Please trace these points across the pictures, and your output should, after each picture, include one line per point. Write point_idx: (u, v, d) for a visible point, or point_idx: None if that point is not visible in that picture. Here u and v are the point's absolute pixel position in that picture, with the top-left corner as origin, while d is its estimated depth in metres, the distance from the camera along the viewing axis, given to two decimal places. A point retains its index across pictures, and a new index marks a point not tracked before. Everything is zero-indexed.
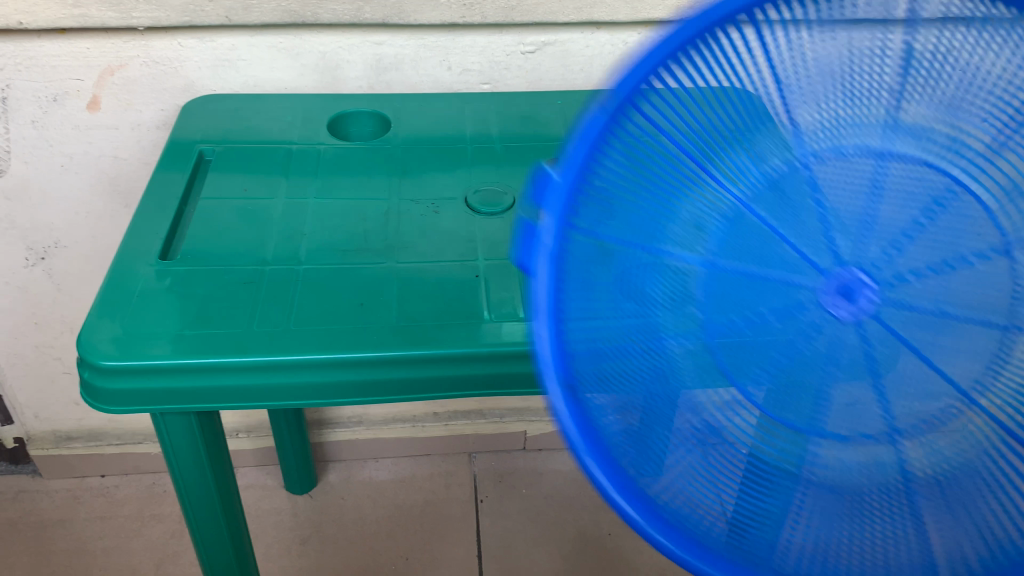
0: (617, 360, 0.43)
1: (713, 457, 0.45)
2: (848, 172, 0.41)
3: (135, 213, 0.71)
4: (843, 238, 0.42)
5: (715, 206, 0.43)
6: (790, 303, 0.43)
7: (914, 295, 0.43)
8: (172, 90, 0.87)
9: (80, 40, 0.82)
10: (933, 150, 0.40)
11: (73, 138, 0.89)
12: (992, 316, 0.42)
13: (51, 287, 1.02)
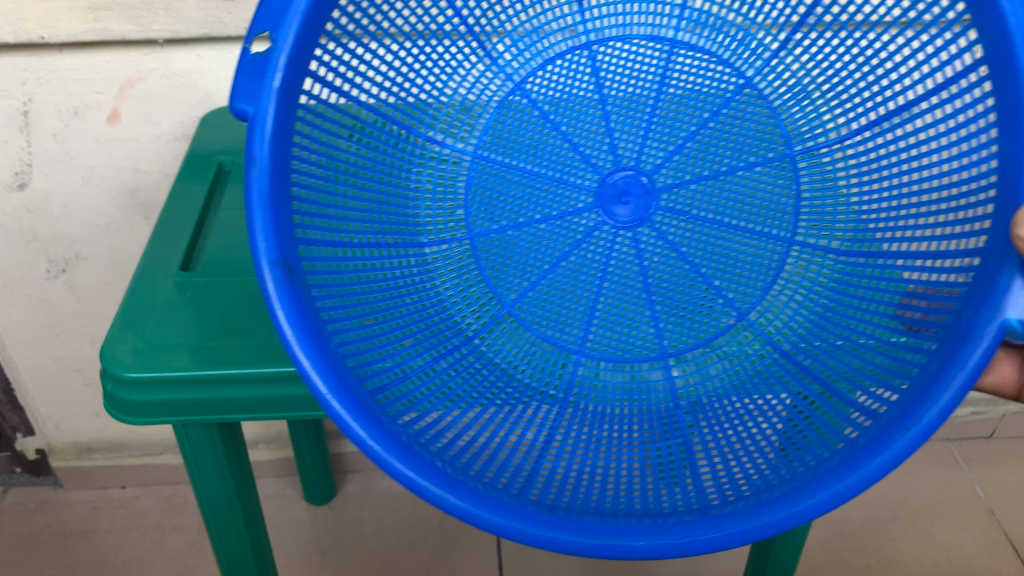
0: (377, 296, 0.63)
1: (443, 366, 0.64)
2: (636, 48, 0.66)
3: (156, 226, 0.71)
4: (620, 131, 0.68)
5: (488, 86, 0.67)
6: (547, 210, 0.70)
7: (679, 199, 0.69)
8: (191, 101, 0.87)
9: (101, 54, 0.82)
10: (712, 43, 0.65)
11: (93, 151, 0.89)
12: (774, 231, 0.69)
13: (72, 299, 1.02)
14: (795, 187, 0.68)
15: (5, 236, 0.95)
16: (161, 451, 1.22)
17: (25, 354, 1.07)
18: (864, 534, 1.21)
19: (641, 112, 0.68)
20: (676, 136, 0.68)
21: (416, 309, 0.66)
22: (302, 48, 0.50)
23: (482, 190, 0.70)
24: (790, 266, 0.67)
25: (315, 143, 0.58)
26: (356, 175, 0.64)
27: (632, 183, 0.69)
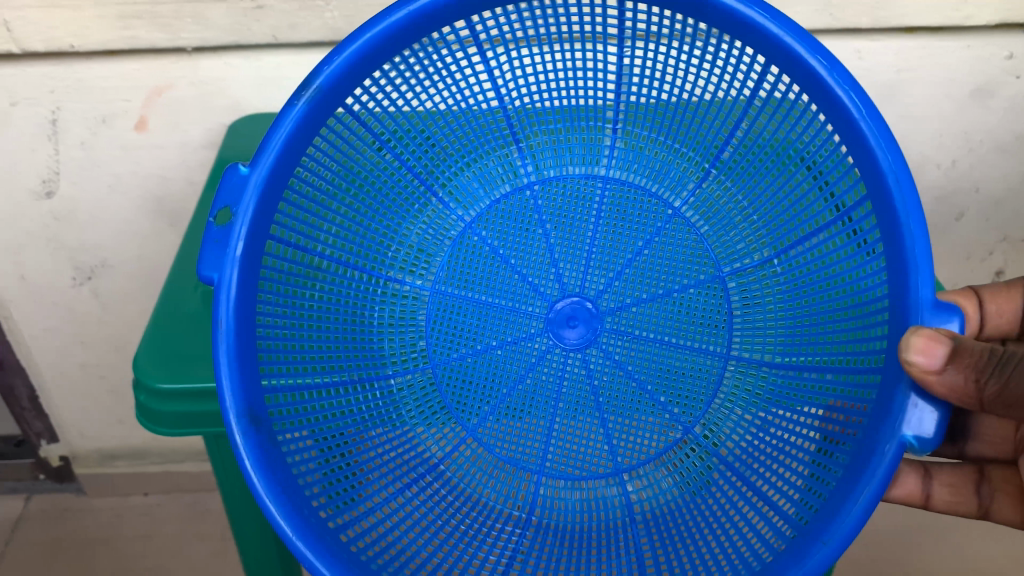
0: (334, 424, 0.70)
1: (411, 487, 0.72)
2: (573, 184, 0.81)
3: (185, 236, 0.71)
4: (565, 265, 0.81)
5: (443, 229, 0.81)
6: (504, 335, 0.80)
7: (623, 320, 0.80)
8: (218, 108, 0.87)
9: (129, 62, 0.82)
10: (642, 180, 0.80)
11: (120, 159, 0.90)
12: (710, 346, 0.78)
13: (97, 307, 1.02)
14: (726, 305, 0.78)
15: (33, 245, 0.95)
16: (183, 458, 1.22)
17: (50, 362, 1.07)
18: (890, 546, 1.20)
19: (582, 242, 0.81)
20: (615, 263, 0.80)
21: (372, 435, 0.73)
22: (257, 222, 0.59)
23: (443, 320, 0.80)
24: (726, 386, 0.77)
25: (277, 288, 0.67)
26: (326, 314, 0.73)
27: (582, 314, 0.80)
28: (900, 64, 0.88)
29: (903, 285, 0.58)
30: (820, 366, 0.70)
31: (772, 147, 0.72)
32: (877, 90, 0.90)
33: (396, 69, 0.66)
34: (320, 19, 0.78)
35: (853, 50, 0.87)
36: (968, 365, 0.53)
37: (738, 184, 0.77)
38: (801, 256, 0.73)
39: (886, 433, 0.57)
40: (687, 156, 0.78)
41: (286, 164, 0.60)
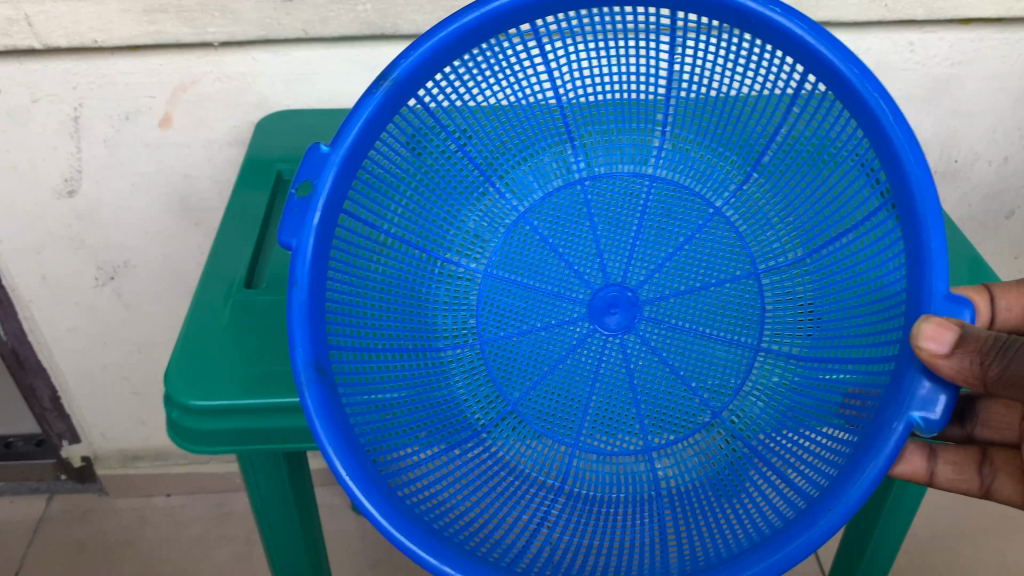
0: (398, 394, 0.65)
1: (457, 451, 0.67)
2: (619, 181, 0.75)
3: (217, 239, 0.68)
4: (609, 256, 0.76)
5: (498, 219, 0.75)
6: (547, 318, 0.75)
7: (662, 310, 0.75)
8: (245, 105, 0.84)
9: (154, 57, 0.80)
10: (690, 182, 0.74)
11: (144, 157, 0.87)
12: (742, 337, 0.73)
13: (119, 308, 1.00)
14: (758, 301, 0.73)
15: (55, 245, 0.93)
16: (206, 459, 1.20)
17: (72, 363, 1.05)
18: (931, 553, 1.17)
19: (626, 235, 0.76)
20: (657, 255, 0.76)
21: (429, 406, 0.68)
22: (331, 205, 0.57)
23: (493, 299, 0.75)
24: (755, 376, 0.71)
25: (346, 258, 0.63)
26: (385, 289, 0.69)
27: (617, 295, 0.75)
28: (954, 58, 0.84)
29: (919, 275, 0.54)
30: (845, 358, 0.64)
31: (811, 150, 0.66)
32: (930, 84, 0.86)
33: (463, 66, 0.63)
34: (353, 12, 0.75)
35: (906, 42, 0.83)
36: (975, 350, 0.49)
37: (775, 187, 0.71)
38: (829, 256, 0.67)
39: (892, 410, 0.54)
40: (728, 157, 0.72)
41: (363, 149, 0.59)
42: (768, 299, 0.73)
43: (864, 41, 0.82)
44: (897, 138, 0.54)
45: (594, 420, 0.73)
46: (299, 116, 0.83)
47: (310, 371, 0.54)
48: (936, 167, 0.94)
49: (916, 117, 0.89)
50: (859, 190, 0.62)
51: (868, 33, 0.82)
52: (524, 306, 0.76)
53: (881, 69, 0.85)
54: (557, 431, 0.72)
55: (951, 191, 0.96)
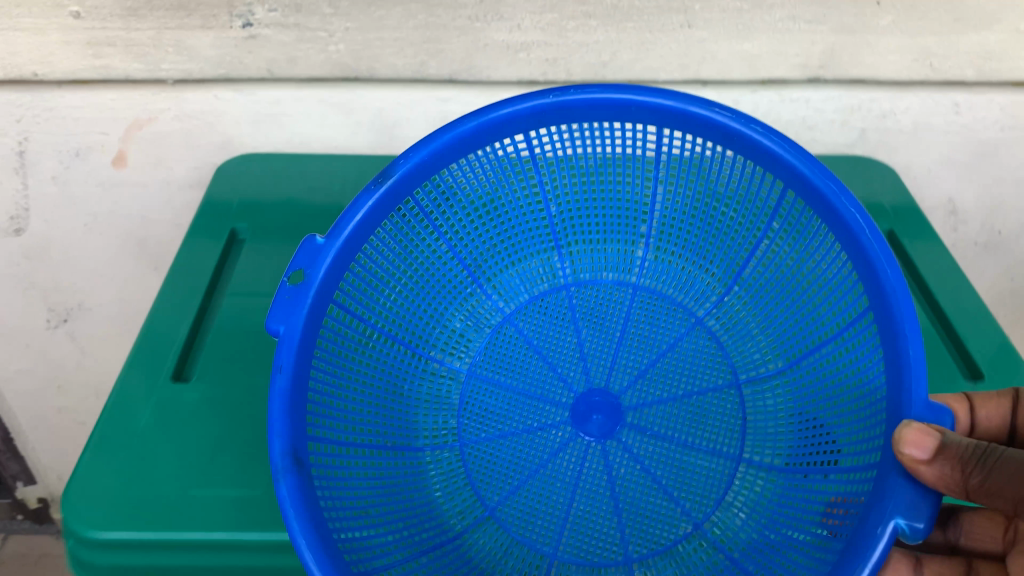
0: (373, 492, 0.54)
1: (432, 564, 0.54)
2: (602, 291, 0.67)
3: (143, 323, 0.59)
4: (592, 363, 0.66)
5: (483, 319, 0.66)
6: (528, 421, 0.64)
7: (647, 419, 0.63)
8: (206, 146, 0.75)
9: (104, 92, 0.71)
10: (675, 300, 0.66)
11: (97, 196, 0.79)
12: (724, 448, 0.61)
13: (74, 350, 0.92)
14: (740, 412, 0.62)
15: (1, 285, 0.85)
16: None
17: (24, 405, 0.98)
18: None
19: (608, 343, 0.66)
20: (640, 362, 0.65)
21: (404, 505, 0.56)
22: (320, 304, 0.51)
23: (477, 403, 0.64)
24: (733, 490, 0.59)
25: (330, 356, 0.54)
26: (365, 385, 0.58)
27: (599, 401, 0.64)
28: (1007, 122, 0.74)
29: (897, 382, 0.47)
30: (826, 464, 0.54)
31: (790, 264, 0.60)
32: (975, 150, 0.76)
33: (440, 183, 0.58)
34: (324, 52, 0.67)
35: (951, 103, 0.72)
36: (958, 456, 0.41)
37: (757, 299, 0.63)
38: (804, 382, 0.59)
39: (869, 522, 0.44)
40: (708, 268, 0.65)
41: (356, 250, 0.54)
42: (750, 412, 0.62)
43: (904, 100, 0.72)
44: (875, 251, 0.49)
45: (569, 530, 0.59)
46: (268, 161, 0.75)
47: (286, 461, 0.46)
48: (976, 238, 0.84)
49: (956, 184, 0.80)
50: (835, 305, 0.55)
51: (909, 92, 0.72)
52: (503, 408, 0.64)
53: (920, 131, 0.75)
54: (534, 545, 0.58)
55: (992, 266, 0.86)
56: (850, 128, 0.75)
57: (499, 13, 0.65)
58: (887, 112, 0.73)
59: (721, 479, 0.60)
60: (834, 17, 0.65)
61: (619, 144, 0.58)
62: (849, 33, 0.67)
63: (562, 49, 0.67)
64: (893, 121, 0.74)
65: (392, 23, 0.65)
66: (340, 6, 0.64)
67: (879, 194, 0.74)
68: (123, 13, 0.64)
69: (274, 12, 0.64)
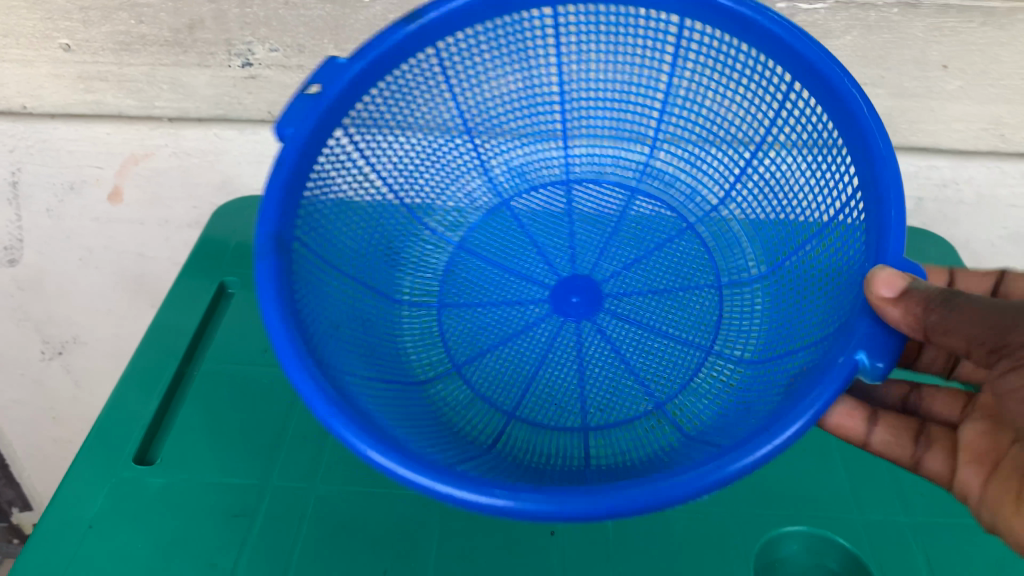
0: (346, 325, 0.49)
1: (393, 398, 0.47)
2: (599, 195, 0.62)
3: (103, 410, 0.53)
4: (579, 250, 0.60)
5: (475, 205, 0.61)
6: (506, 295, 0.58)
7: (624, 307, 0.57)
8: (206, 184, 0.71)
9: (98, 124, 0.65)
10: (667, 202, 0.61)
11: (92, 231, 0.75)
12: (696, 340, 0.54)
13: (70, 382, 0.89)
14: (717, 310, 0.55)
15: None
16: None
17: (19, 433, 0.95)
18: None
19: (595, 236, 0.61)
20: (629, 254, 0.60)
21: (360, 328, 0.51)
22: (313, 144, 0.47)
23: (456, 276, 0.59)
24: (702, 374, 0.52)
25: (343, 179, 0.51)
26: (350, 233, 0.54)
27: (579, 284, 0.58)
28: None
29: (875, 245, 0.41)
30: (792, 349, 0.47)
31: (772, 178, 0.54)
32: None
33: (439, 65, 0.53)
34: None
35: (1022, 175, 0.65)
36: (923, 301, 0.36)
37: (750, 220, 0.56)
38: (790, 268, 0.52)
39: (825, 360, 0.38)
40: (704, 176, 0.59)
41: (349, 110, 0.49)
42: (727, 309, 0.55)
43: (967, 170, 0.64)
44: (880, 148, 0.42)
45: (526, 407, 0.52)
46: None
47: (270, 245, 0.43)
48: None
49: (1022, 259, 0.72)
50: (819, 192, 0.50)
51: (976, 161, 0.64)
52: (479, 280, 0.59)
53: (985, 204, 0.67)
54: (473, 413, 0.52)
55: None
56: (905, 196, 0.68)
57: None
58: (948, 181, 0.66)
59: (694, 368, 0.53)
60: (893, 79, 0.59)
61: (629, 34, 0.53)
62: (909, 97, 0.60)
63: None
64: (954, 192, 0.67)
65: None
66: (347, 49, 0.59)
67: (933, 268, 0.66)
68: (115, 48, 0.60)
69: (275, 52, 0.59)
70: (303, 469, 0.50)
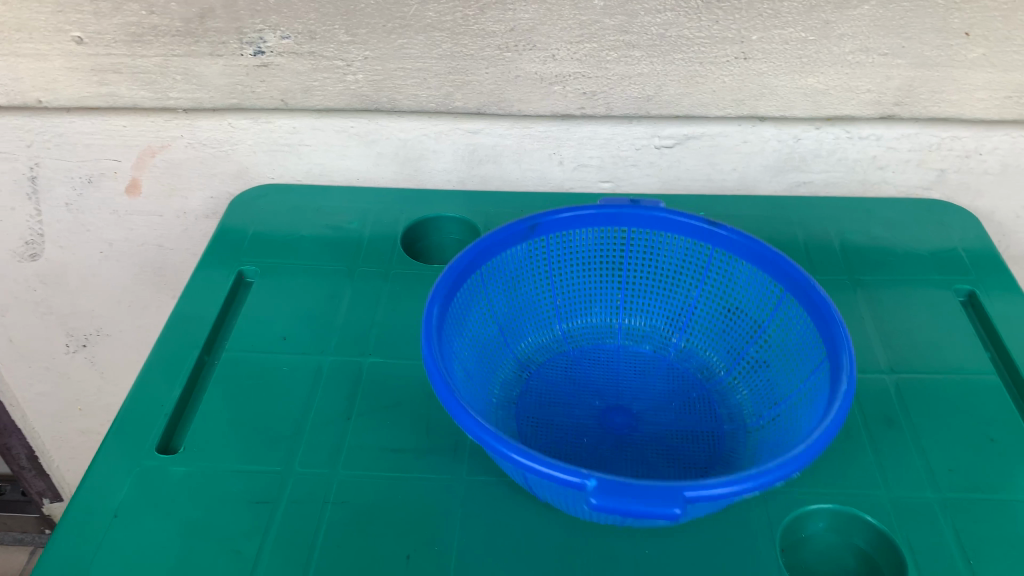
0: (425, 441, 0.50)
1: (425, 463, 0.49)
2: (732, 390, 0.55)
3: (123, 403, 0.53)
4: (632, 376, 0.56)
5: (693, 367, 0.57)
6: (604, 376, 0.57)
7: (637, 403, 0.54)
8: (222, 175, 0.71)
9: (114, 117, 0.66)
10: (758, 415, 0.52)
11: (111, 224, 0.75)
12: (711, 413, 0.54)
13: (94, 374, 0.91)
14: (722, 425, 0.53)
15: (18, 309, 0.83)
16: None
17: (48, 423, 0.97)
18: None
19: (740, 381, 0.55)
20: (746, 410, 0.53)
21: (482, 337, 0.55)
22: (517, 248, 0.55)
23: (590, 354, 0.59)
24: (662, 408, 0.54)
25: (691, 261, 0.57)
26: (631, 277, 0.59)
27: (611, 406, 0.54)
28: None
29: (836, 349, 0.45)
30: (795, 396, 0.50)
31: (769, 405, 0.52)
32: None
33: (665, 258, 0.58)
34: (342, 83, 0.62)
35: None
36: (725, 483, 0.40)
37: (758, 417, 0.52)
38: (789, 399, 0.50)
39: (688, 509, 0.38)
40: (756, 406, 0.53)
41: (593, 250, 0.58)
42: (720, 431, 0.52)
43: (991, 139, 0.63)
44: (836, 389, 0.43)
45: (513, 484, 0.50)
46: (289, 194, 0.71)
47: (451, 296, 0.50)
48: None
49: None
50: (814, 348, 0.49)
51: (998, 130, 0.63)
52: (590, 363, 0.58)
53: (1009, 174, 0.66)
54: (467, 466, 0.49)
55: None
56: (927, 168, 0.67)
57: (532, 42, 0.58)
58: (971, 152, 0.65)
59: (701, 415, 0.53)
60: (913, 48, 0.57)
61: (791, 318, 0.52)
62: (930, 67, 0.59)
63: (601, 82, 0.61)
64: (977, 162, 0.66)
65: (414, 51, 0.60)
66: (358, 34, 0.58)
67: (956, 239, 0.65)
68: (128, 39, 0.60)
69: (287, 39, 0.59)
70: (324, 456, 0.50)
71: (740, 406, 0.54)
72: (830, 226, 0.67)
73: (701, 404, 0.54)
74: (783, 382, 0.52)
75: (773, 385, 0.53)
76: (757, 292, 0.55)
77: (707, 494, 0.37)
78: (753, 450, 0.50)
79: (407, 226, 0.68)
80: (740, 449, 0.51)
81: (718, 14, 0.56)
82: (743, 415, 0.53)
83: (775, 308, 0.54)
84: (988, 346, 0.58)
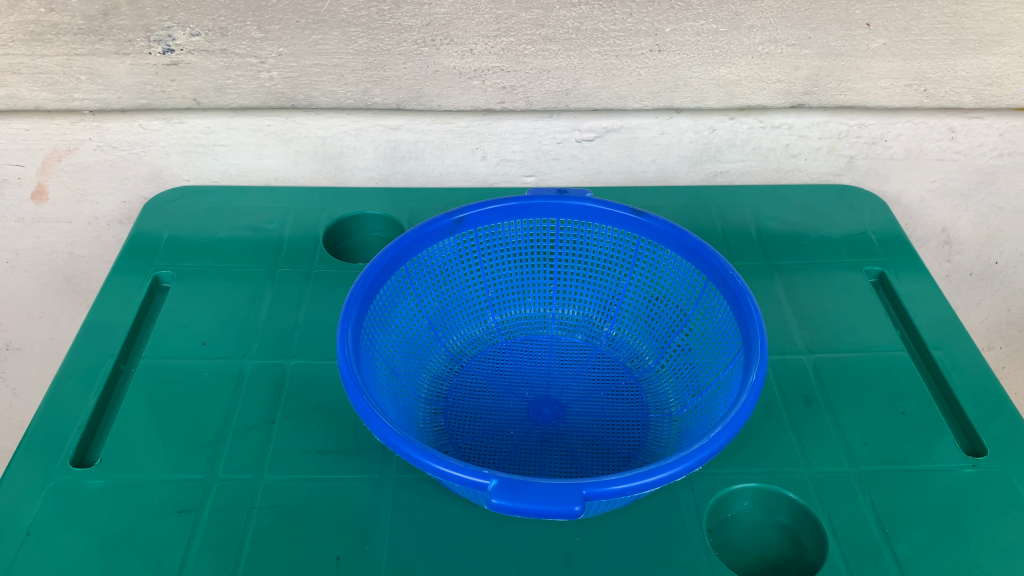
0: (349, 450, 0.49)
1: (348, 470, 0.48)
2: (659, 376, 0.56)
3: (35, 416, 0.51)
4: (560, 368, 0.57)
5: (624, 355, 0.58)
6: (533, 367, 0.57)
7: (566, 395, 0.55)
8: (134, 178, 0.68)
9: (15, 121, 0.63)
10: (682, 401, 0.53)
11: (17, 232, 0.72)
12: (637, 400, 0.54)
13: (5, 390, 0.88)
14: (649, 411, 0.54)
15: None
16: None
17: None
18: None
19: (667, 367, 0.56)
20: (671, 396, 0.54)
21: (407, 330, 0.55)
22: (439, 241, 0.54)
23: (522, 344, 0.59)
24: (589, 398, 0.54)
25: (619, 248, 0.57)
26: (563, 266, 0.60)
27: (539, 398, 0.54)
28: (1005, 148, 0.68)
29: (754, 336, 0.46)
30: (716, 380, 0.51)
31: (692, 390, 0.53)
32: (972, 177, 0.71)
33: (595, 246, 0.58)
34: (256, 80, 0.61)
35: (946, 128, 0.67)
36: None
37: (681, 403, 0.53)
38: (710, 386, 0.51)
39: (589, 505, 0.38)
40: (681, 393, 0.54)
41: (521, 241, 0.58)
42: (646, 418, 0.53)
43: (894, 126, 0.66)
44: (747, 379, 0.44)
45: None
46: (206, 196, 0.69)
47: (369, 297, 0.50)
48: (971, 268, 0.81)
49: (952, 214, 0.75)
50: (733, 337, 0.50)
51: (901, 117, 0.66)
52: (521, 354, 0.58)
53: (913, 159, 0.69)
54: (394, 464, 0.49)
55: (987, 296, 0.83)
56: (837, 155, 0.69)
57: (449, 37, 0.58)
58: (876, 138, 0.67)
59: (630, 402, 0.54)
60: (819, 39, 0.59)
61: (712, 305, 0.53)
62: (836, 56, 0.61)
63: (520, 76, 0.61)
64: (882, 148, 0.68)
65: (330, 47, 0.59)
66: (271, 30, 0.57)
67: (864, 222, 0.68)
68: (27, 38, 0.57)
69: (197, 36, 0.57)
70: (248, 462, 0.49)
71: (667, 392, 0.55)
72: (745, 213, 0.69)
73: (630, 391, 0.55)
74: (706, 370, 0.53)
75: (696, 374, 0.54)
76: (682, 281, 0.55)
77: (606, 491, 0.37)
78: (676, 438, 0.51)
79: (330, 224, 0.67)
80: (664, 435, 0.52)
81: (631, 7, 0.56)
82: (669, 398, 0.54)
83: (699, 297, 0.54)
84: (897, 325, 0.60)
